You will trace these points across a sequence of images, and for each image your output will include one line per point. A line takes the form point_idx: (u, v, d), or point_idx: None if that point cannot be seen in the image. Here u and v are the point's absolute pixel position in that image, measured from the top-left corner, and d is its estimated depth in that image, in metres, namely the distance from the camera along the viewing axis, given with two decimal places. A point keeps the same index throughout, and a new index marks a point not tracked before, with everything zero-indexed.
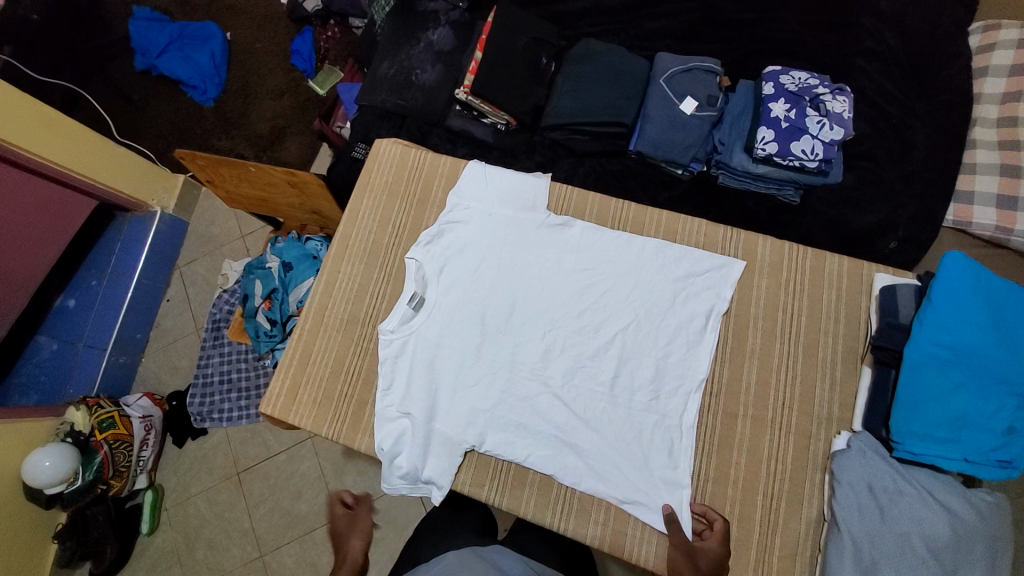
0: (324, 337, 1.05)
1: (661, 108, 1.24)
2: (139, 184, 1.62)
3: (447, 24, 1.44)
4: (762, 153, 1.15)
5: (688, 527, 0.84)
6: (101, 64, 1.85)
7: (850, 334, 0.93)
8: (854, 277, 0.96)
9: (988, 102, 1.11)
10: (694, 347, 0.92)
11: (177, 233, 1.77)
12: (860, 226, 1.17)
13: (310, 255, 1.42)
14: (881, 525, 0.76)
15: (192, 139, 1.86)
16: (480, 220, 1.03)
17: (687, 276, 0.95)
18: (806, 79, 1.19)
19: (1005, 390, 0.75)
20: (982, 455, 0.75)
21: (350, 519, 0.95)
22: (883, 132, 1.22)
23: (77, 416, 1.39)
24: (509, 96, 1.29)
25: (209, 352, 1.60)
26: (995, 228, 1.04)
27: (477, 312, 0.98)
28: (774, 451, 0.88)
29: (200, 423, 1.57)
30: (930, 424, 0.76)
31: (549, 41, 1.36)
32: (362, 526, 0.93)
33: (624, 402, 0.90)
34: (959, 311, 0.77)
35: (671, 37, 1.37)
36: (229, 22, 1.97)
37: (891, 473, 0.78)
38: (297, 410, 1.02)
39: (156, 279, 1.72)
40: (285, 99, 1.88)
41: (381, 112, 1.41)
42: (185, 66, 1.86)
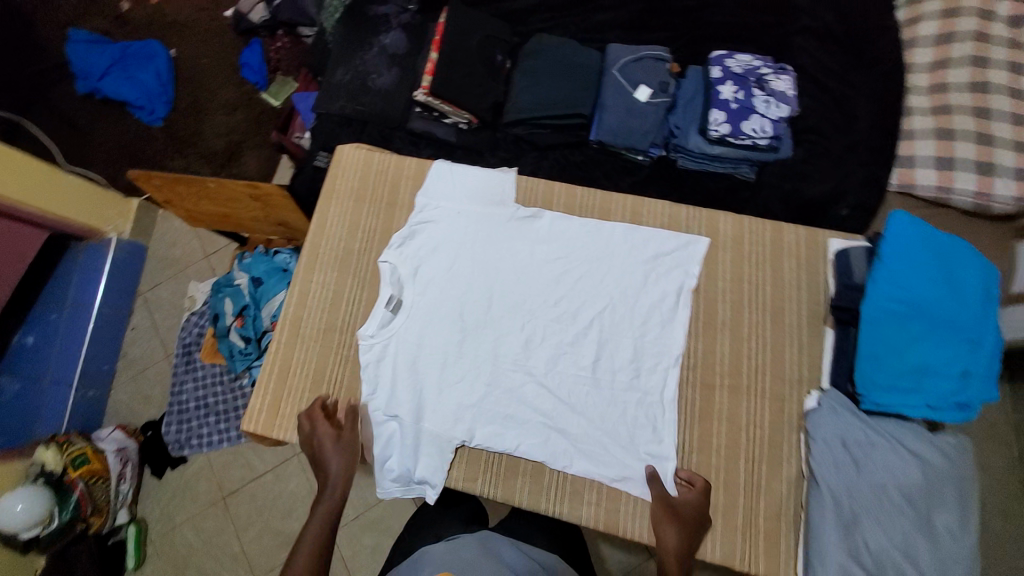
0: (302, 349, 1.04)
1: (617, 97, 1.27)
2: (93, 212, 1.56)
3: (400, 27, 1.43)
4: (715, 134, 1.20)
5: (670, 481, 0.87)
6: (41, 91, 1.78)
7: (812, 299, 0.97)
8: (811, 244, 1.01)
9: (919, 70, 1.22)
10: (668, 324, 0.95)
11: (136, 259, 1.70)
12: (814, 195, 1.22)
13: (281, 268, 1.40)
14: (857, 477, 0.81)
15: (145, 160, 1.79)
16: (450, 218, 1.03)
17: (657, 256, 0.99)
18: (750, 61, 1.25)
19: (957, 337, 0.81)
20: (943, 401, 0.80)
21: (336, 439, 0.92)
22: (827, 107, 1.28)
23: (47, 456, 1.33)
24: (468, 94, 1.30)
25: (182, 378, 1.55)
26: (937, 188, 1.13)
27: (456, 309, 0.98)
28: (752, 416, 0.92)
29: (178, 451, 1.52)
30: (890, 374, 0.82)
31: (503, 38, 1.37)
32: (350, 449, 0.92)
33: (606, 383, 0.93)
34: (908, 267, 0.83)
35: (620, 27, 1.41)
36: (173, 38, 1.91)
37: (860, 426, 0.83)
38: (280, 424, 1.00)
39: (118, 308, 1.65)
40: (239, 114, 1.83)
41: (340, 119, 1.39)
42: (130, 86, 1.80)
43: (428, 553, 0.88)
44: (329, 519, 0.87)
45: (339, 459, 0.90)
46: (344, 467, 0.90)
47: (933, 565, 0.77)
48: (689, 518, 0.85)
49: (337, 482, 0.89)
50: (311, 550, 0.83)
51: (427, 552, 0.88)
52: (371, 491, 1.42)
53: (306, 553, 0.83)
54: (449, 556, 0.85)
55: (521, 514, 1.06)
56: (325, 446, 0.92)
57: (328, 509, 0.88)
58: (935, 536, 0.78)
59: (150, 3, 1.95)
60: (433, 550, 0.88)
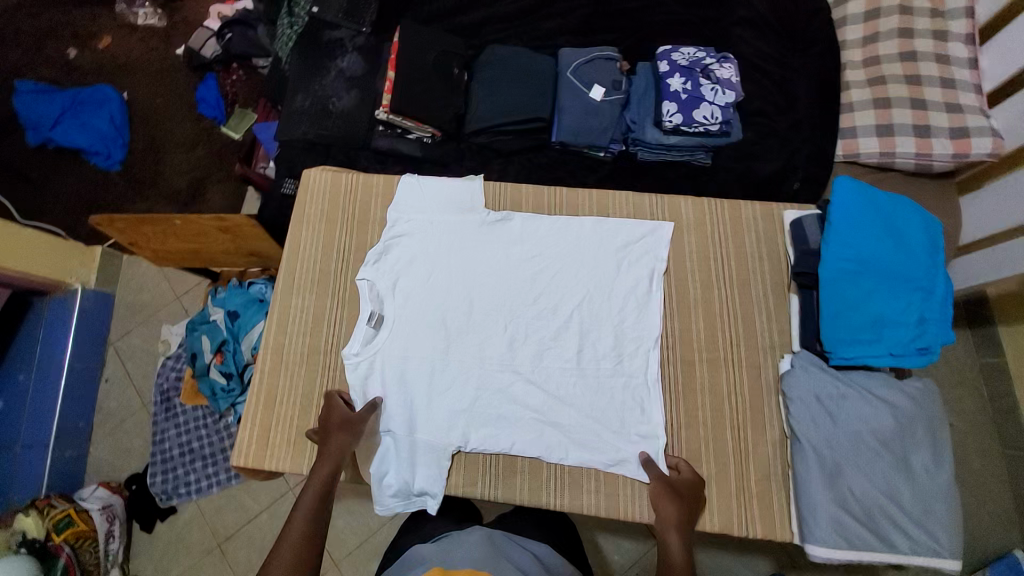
0: (286, 375, 1.04)
1: (573, 98, 1.31)
2: (53, 263, 1.51)
3: (355, 50, 1.46)
4: (670, 125, 1.26)
5: (661, 462, 0.90)
6: None
7: (775, 269, 1.03)
8: (769, 219, 1.06)
9: (852, 47, 1.30)
10: (645, 308, 0.99)
11: (104, 307, 1.66)
12: (766, 174, 1.29)
13: (256, 299, 1.39)
14: (835, 430, 0.85)
15: (105, 206, 1.76)
16: (423, 229, 1.05)
17: (626, 245, 1.03)
18: (694, 53, 1.31)
19: (909, 287, 0.87)
20: (904, 347, 0.86)
21: (339, 416, 0.94)
22: (769, 91, 1.35)
23: (29, 523, 1.30)
24: (430, 109, 1.33)
25: (164, 425, 1.51)
26: (880, 154, 1.20)
27: (438, 317, 1.00)
28: (733, 386, 0.96)
29: (166, 501, 1.48)
30: (854, 330, 0.87)
31: (457, 52, 1.41)
32: (351, 423, 0.92)
33: (592, 372, 0.95)
34: (856, 228, 0.88)
35: (569, 33, 1.46)
36: (124, 82, 1.89)
37: (833, 381, 0.87)
38: (272, 453, 0.99)
39: (90, 360, 1.60)
40: (199, 150, 1.82)
41: (304, 144, 1.40)
42: (83, 133, 1.77)
43: (419, 554, 0.91)
44: (324, 488, 0.87)
45: (341, 432, 0.92)
46: (343, 440, 0.92)
47: (913, 501, 0.82)
48: (686, 491, 0.87)
49: (335, 454, 0.90)
50: (304, 515, 0.83)
51: (419, 553, 0.91)
52: (372, 513, 1.40)
53: (299, 518, 0.83)
54: (439, 557, 0.88)
55: (517, 508, 1.08)
56: (330, 421, 0.94)
57: (325, 480, 0.88)
58: (913, 474, 0.83)
59: (98, 48, 1.94)
60: (425, 550, 0.91)
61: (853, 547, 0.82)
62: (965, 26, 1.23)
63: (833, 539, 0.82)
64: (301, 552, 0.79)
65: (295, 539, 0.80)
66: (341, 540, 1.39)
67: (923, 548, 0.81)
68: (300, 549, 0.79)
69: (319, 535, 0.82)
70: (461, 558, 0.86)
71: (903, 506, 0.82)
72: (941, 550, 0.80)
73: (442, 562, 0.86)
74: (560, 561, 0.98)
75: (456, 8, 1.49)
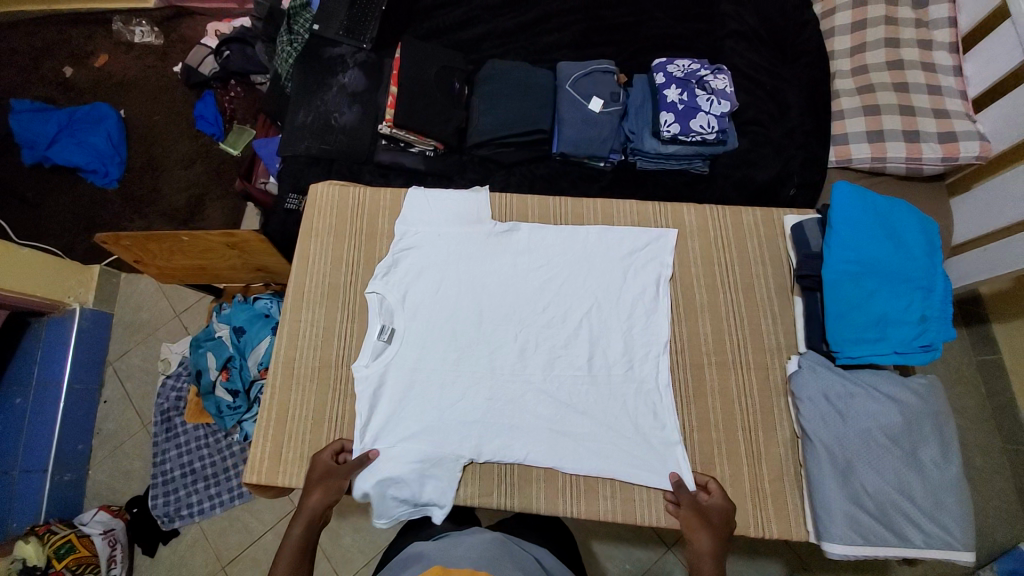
0: (298, 390, 1.03)
1: (573, 110, 1.34)
2: (52, 284, 1.50)
3: (357, 66, 1.48)
4: (668, 134, 1.28)
5: (690, 485, 0.90)
6: None
7: (778, 272, 1.05)
8: (770, 224, 1.09)
9: (841, 57, 1.35)
10: (653, 315, 1.01)
11: (102, 328, 1.64)
12: (763, 180, 1.32)
13: (262, 314, 1.39)
14: (844, 427, 0.87)
15: (101, 225, 1.74)
16: (431, 241, 1.07)
17: (632, 253, 1.05)
18: (689, 65, 1.35)
19: (910, 287, 0.89)
20: (908, 345, 0.88)
21: (320, 468, 0.93)
22: (761, 99, 1.39)
23: (29, 550, 1.27)
24: (432, 122, 1.34)
25: (165, 446, 1.49)
26: (872, 159, 1.24)
27: (449, 328, 1.01)
28: (742, 388, 0.98)
29: (169, 524, 1.44)
30: (859, 329, 0.89)
31: (458, 67, 1.43)
32: (333, 478, 0.92)
33: (604, 379, 0.97)
34: (856, 231, 0.91)
35: (566, 47, 1.50)
36: (122, 100, 1.90)
37: (840, 380, 0.89)
38: (284, 469, 0.99)
39: (87, 382, 1.58)
40: (197, 167, 1.81)
41: (306, 160, 1.41)
42: (81, 151, 1.76)
43: (419, 550, 0.87)
44: (303, 544, 0.87)
45: (320, 487, 0.92)
46: (322, 495, 0.92)
47: (924, 494, 0.84)
48: (719, 523, 0.87)
49: (310, 512, 0.90)
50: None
51: (418, 550, 0.87)
52: (380, 531, 1.39)
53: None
54: (439, 554, 0.83)
55: (519, 514, 1.07)
56: (313, 473, 0.94)
57: (302, 538, 0.87)
58: (922, 468, 0.85)
59: (94, 66, 1.94)
60: (425, 547, 0.87)
61: (869, 542, 0.83)
62: (949, 35, 1.28)
63: (849, 536, 0.83)
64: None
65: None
66: (348, 558, 1.37)
67: (936, 541, 0.82)
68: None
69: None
70: (464, 556, 0.82)
71: (914, 499, 0.83)
72: (954, 542, 0.82)
73: (443, 558, 0.82)
74: (559, 564, 0.96)
75: (455, 24, 1.53)
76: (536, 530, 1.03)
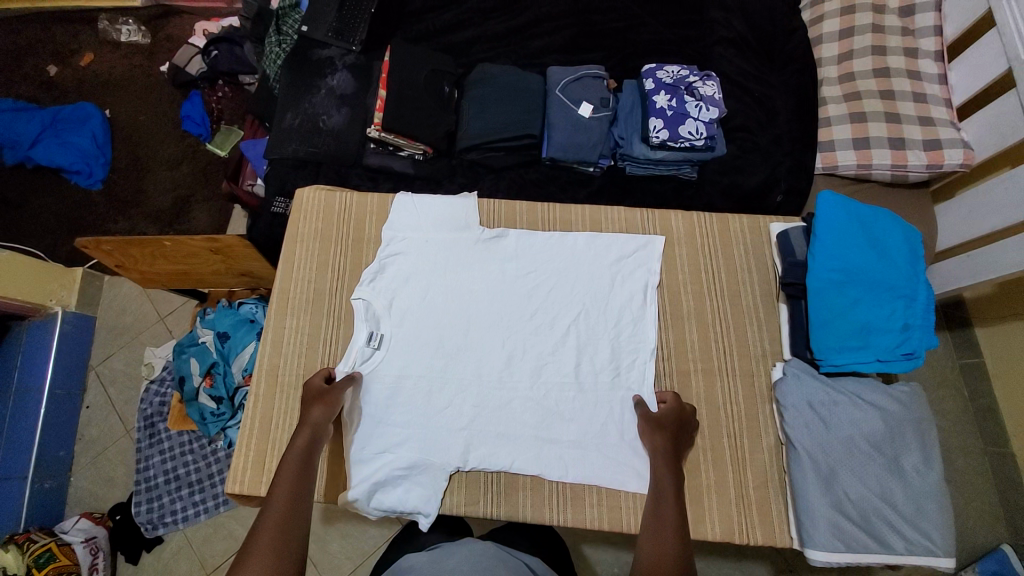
0: (281, 399, 1.02)
1: (562, 115, 1.34)
2: (31, 285, 1.46)
3: (346, 68, 1.46)
4: (657, 140, 1.28)
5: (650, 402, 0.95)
6: None
7: (764, 280, 1.06)
8: (756, 230, 1.09)
9: (828, 64, 1.36)
10: (640, 321, 1.01)
11: (85, 332, 1.61)
12: (751, 187, 1.32)
13: (246, 319, 1.38)
14: (828, 435, 0.87)
15: (84, 226, 1.71)
16: (419, 247, 1.06)
17: (620, 259, 1.05)
18: (678, 71, 1.35)
19: (893, 295, 0.90)
20: (890, 353, 0.89)
21: (315, 389, 0.93)
22: (750, 106, 1.40)
23: (8, 559, 1.25)
24: (421, 126, 1.33)
25: (147, 452, 1.46)
26: (857, 165, 1.25)
27: (436, 334, 1.00)
28: (728, 395, 0.98)
29: (152, 532, 1.42)
30: (842, 337, 0.90)
31: (448, 70, 1.43)
32: (329, 393, 0.91)
33: (591, 385, 0.97)
34: (841, 239, 0.92)
35: (557, 51, 1.50)
36: (107, 99, 1.87)
37: (823, 388, 0.90)
38: (268, 479, 0.97)
39: (70, 386, 1.55)
40: (183, 168, 1.79)
41: (294, 162, 1.39)
42: (64, 151, 1.73)
43: (407, 565, 0.86)
44: (305, 457, 0.84)
45: (318, 404, 0.90)
46: (323, 410, 0.90)
47: (906, 501, 0.84)
48: (670, 423, 0.90)
49: (313, 426, 0.88)
50: (288, 485, 0.79)
51: (408, 564, 0.86)
52: (368, 537, 1.37)
53: (282, 488, 0.78)
54: (431, 567, 0.82)
55: (509, 523, 1.07)
56: (308, 394, 0.92)
57: (304, 451, 0.84)
58: (905, 476, 0.86)
59: (79, 65, 1.91)
60: (414, 561, 0.86)
61: (853, 550, 0.84)
62: (934, 44, 1.30)
63: (832, 544, 0.84)
64: (288, 517, 0.74)
65: (282, 506, 0.75)
66: (335, 564, 1.36)
67: (919, 548, 0.83)
68: (284, 516, 0.74)
69: (304, 505, 0.77)
70: (455, 568, 0.81)
71: (896, 507, 0.84)
72: (936, 548, 0.83)
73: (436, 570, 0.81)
74: (548, 568, 0.96)
75: (445, 27, 1.53)
76: (526, 537, 1.03)
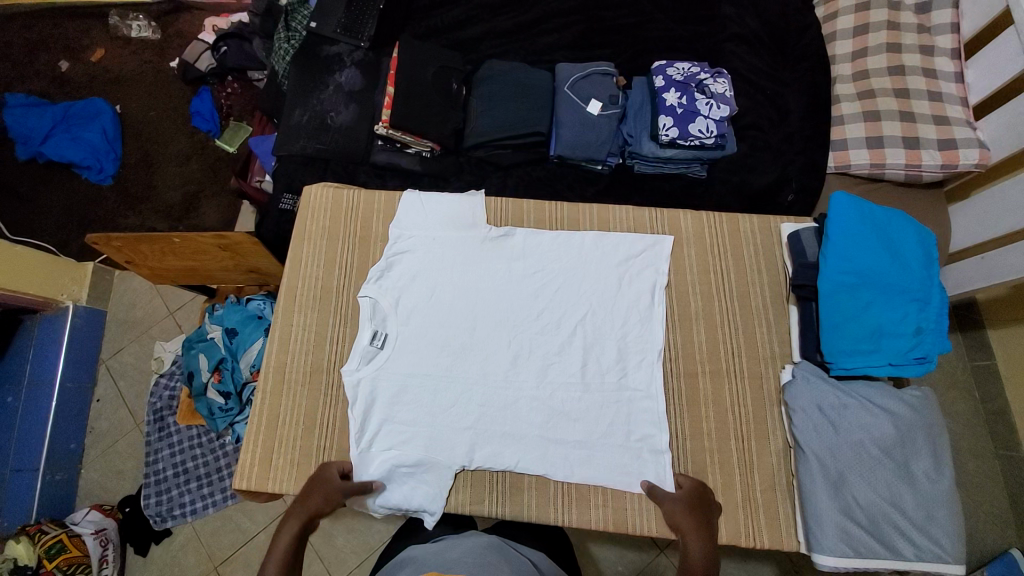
0: (289, 396, 1.02)
1: (571, 113, 1.33)
2: (45, 280, 1.48)
3: (354, 65, 1.46)
4: (666, 138, 1.27)
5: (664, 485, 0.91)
6: None
7: (774, 281, 1.05)
8: (766, 231, 1.08)
9: (842, 61, 1.34)
10: (648, 322, 1.00)
11: (96, 325, 1.63)
12: (762, 186, 1.31)
13: (255, 315, 1.38)
14: (837, 438, 0.86)
15: (96, 221, 1.73)
16: (425, 245, 1.06)
17: (627, 260, 1.04)
18: (689, 69, 1.33)
19: (906, 298, 0.89)
20: (902, 357, 0.88)
21: (322, 478, 0.88)
22: (762, 104, 1.38)
23: (20, 550, 1.28)
24: (429, 123, 1.33)
25: (157, 445, 1.48)
26: (871, 165, 1.23)
27: (442, 334, 1.00)
28: (736, 397, 0.98)
29: (161, 524, 1.43)
30: (853, 340, 0.88)
31: (456, 67, 1.42)
32: (337, 490, 0.87)
33: (597, 386, 0.96)
34: (853, 240, 0.91)
35: (566, 48, 1.49)
36: (118, 95, 1.88)
37: (833, 391, 0.89)
38: (275, 476, 0.98)
39: (81, 380, 1.57)
40: (193, 164, 1.80)
41: (302, 159, 1.40)
42: (75, 147, 1.75)
43: (411, 557, 0.86)
44: (290, 554, 0.79)
45: (320, 495, 0.86)
46: (322, 503, 0.85)
47: (916, 507, 0.83)
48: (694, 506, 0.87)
49: (306, 518, 0.83)
50: None
51: (410, 556, 0.86)
52: (372, 532, 1.38)
53: None
54: (431, 559, 0.82)
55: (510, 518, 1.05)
56: (314, 481, 0.88)
57: (293, 546, 0.79)
58: (915, 482, 0.85)
59: (90, 60, 1.92)
60: (417, 553, 0.87)
61: (861, 556, 0.82)
62: (951, 41, 1.27)
63: (840, 548, 0.83)
64: None
65: None
66: (342, 559, 1.37)
67: (927, 554, 0.82)
68: None
69: None
70: (457, 560, 0.81)
71: (905, 512, 0.83)
72: (945, 555, 0.82)
73: (437, 562, 0.81)
74: (553, 566, 0.96)
75: (453, 24, 1.52)
76: (534, 535, 1.02)
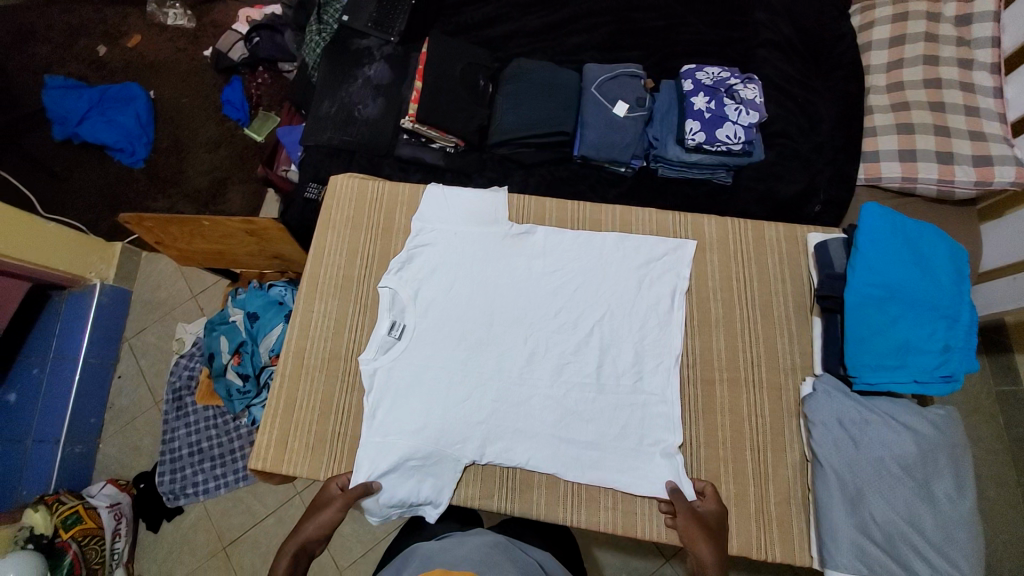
0: (306, 382, 1.04)
1: (596, 114, 1.32)
2: (74, 257, 1.52)
3: (383, 59, 1.48)
4: (692, 143, 1.26)
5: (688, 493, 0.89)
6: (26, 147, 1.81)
7: (798, 291, 1.03)
8: (792, 240, 1.07)
9: (877, 72, 1.32)
10: (666, 327, 0.99)
11: (121, 304, 1.67)
12: (789, 195, 1.29)
13: (275, 301, 1.40)
14: (857, 454, 0.85)
15: (126, 204, 1.78)
16: (447, 239, 1.06)
17: (648, 263, 1.04)
18: (719, 73, 1.32)
19: (936, 314, 0.87)
20: (929, 374, 0.86)
21: (323, 497, 0.92)
22: (792, 111, 1.36)
23: (37, 519, 1.30)
24: (455, 119, 1.34)
25: (174, 424, 1.51)
26: (902, 178, 1.20)
27: (459, 328, 1.01)
28: (753, 407, 0.96)
29: (173, 501, 1.47)
30: (879, 355, 0.87)
31: (484, 64, 1.42)
32: (331, 509, 0.90)
33: (612, 388, 0.96)
34: (883, 253, 0.89)
35: (594, 48, 1.48)
36: (152, 81, 1.92)
37: (855, 406, 0.88)
38: (289, 459, 0.99)
39: (104, 357, 1.61)
40: (221, 151, 1.84)
41: (329, 150, 1.42)
42: (109, 129, 1.79)
43: (418, 550, 0.87)
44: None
45: (317, 516, 0.90)
46: (318, 524, 0.90)
47: (935, 529, 0.81)
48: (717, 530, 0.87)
49: (304, 541, 0.89)
50: None
51: (417, 550, 0.87)
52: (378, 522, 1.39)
53: None
54: (438, 554, 0.83)
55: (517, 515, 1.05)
56: (317, 498, 0.93)
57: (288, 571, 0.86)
58: (936, 503, 0.82)
59: (127, 46, 1.97)
60: (425, 547, 0.87)
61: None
62: (992, 55, 1.23)
63: (854, 566, 0.81)
64: None
65: None
66: (348, 547, 1.38)
67: None
68: None
69: None
70: (462, 558, 0.82)
71: (924, 534, 0.81)
72: None
73: (443, 558, 0.81)
74: (559, 567, 0.95)
75: (483, 21, 1.53)
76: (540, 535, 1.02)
